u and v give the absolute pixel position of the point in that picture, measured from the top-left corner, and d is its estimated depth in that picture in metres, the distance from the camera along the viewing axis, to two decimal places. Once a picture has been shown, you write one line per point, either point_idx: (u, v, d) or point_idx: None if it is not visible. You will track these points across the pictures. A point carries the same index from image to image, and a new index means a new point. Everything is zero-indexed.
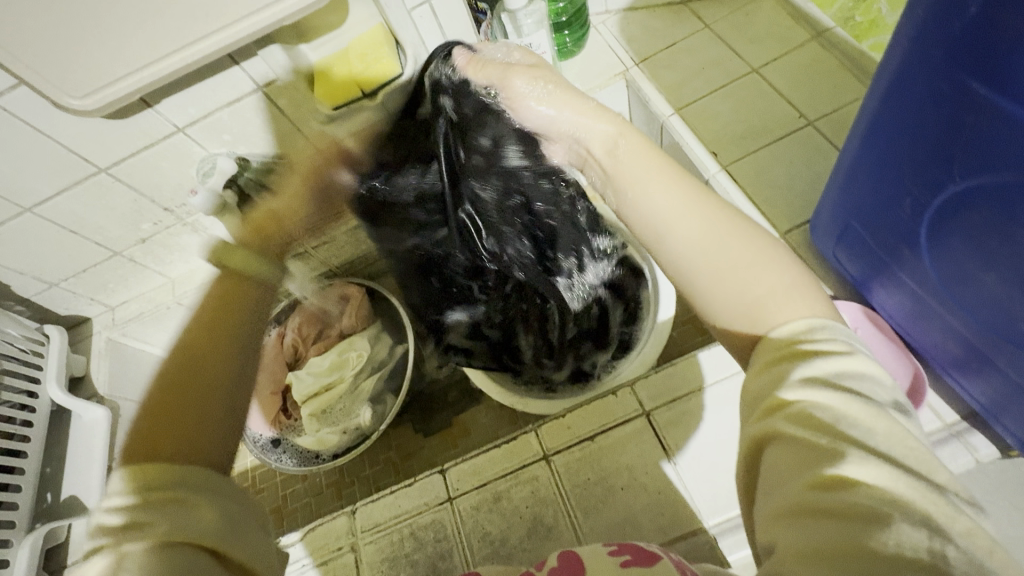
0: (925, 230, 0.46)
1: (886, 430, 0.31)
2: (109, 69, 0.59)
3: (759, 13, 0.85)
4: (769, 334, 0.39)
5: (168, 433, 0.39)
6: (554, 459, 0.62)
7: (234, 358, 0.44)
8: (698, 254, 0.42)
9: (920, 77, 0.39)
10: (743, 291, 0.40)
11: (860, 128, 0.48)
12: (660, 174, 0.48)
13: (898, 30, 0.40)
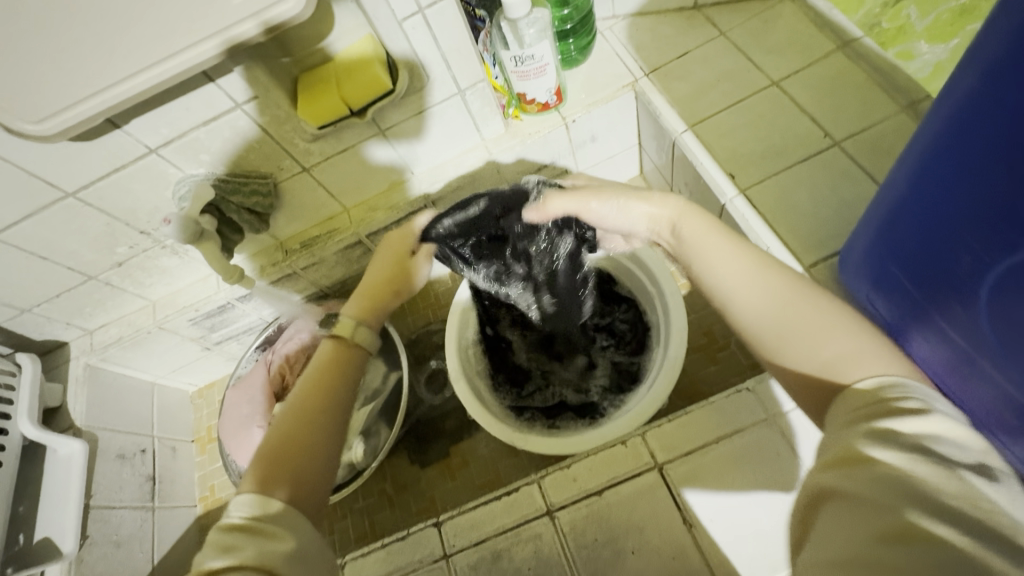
0: (981, 289, 0.40)
1: (946, 485, 0.32)
2: (68, 90, 0.53)
3: (779, 20, 0.79)
4: (855, 387, 0.42)
5: (287, 468, 0.48)
6: (558, 515, 0.57)
7: (344, 405, 0.54)
8: (771, 323, 0.48)
9: (995, 116, 0.34)
10: (814, 355, 0.45)
11: (911, 166, 0.43)
12: (719, 246, 0.54)
13: (970, 63, 0.35)
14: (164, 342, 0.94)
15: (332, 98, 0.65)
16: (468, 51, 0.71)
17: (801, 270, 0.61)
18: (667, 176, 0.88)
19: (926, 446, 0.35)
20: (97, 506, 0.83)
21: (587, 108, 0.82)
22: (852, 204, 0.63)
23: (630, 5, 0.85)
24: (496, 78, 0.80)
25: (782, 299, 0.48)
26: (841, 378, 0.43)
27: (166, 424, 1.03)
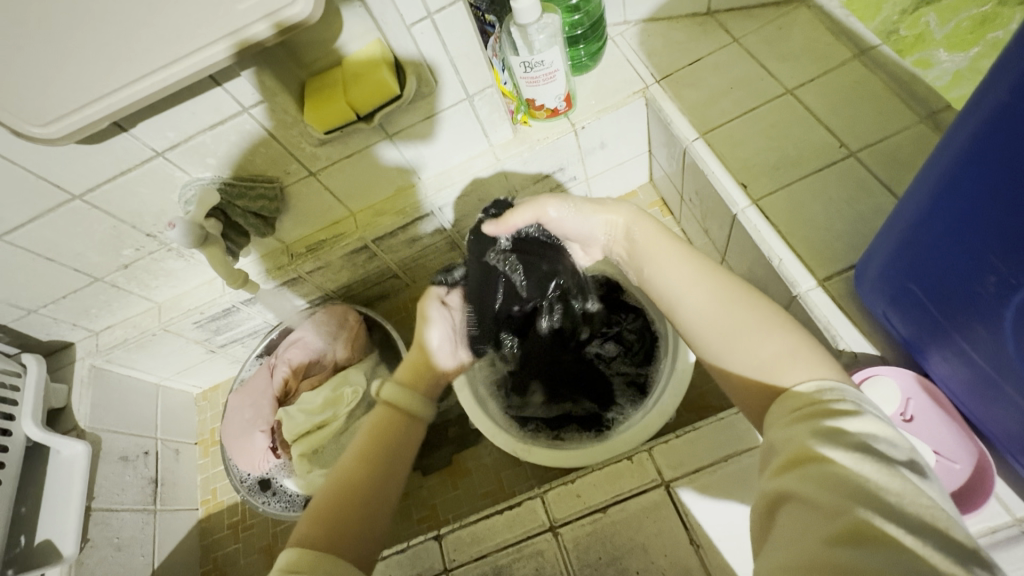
0: (1010, 312, 0.39)
1: (892, 485, 0.31)
2: (74, 95, 0.53)
3: (794, 27, 0.77)
4: (792, 391, 0.41)
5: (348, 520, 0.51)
6: (562, 532, 0.56)
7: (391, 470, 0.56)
8: (710, 329, 0.50)
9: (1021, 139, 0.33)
10: (749, 356, 0.46)
11: (933, 182, 0.42)
12: (669, 259, 0.58)
13: (994, 84, 0.34)
14: (169, 344, 0.94)
15: (339, 104, 0.64)
16: (477, 57, 0.70)
17: (815, 284, 0.60)
18: (677, 183, 0.86)
19: (868, 445, 0.34)
20: (99, 509, 0.82)
21: (596, 114, 0.81)
22: (868, 218, 0.62)
23: (642, 11, 0.84)
24: (505, 83, 0.79)
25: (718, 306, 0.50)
26: (771, 378, 0.44)
27: (170, 425, 1.02)
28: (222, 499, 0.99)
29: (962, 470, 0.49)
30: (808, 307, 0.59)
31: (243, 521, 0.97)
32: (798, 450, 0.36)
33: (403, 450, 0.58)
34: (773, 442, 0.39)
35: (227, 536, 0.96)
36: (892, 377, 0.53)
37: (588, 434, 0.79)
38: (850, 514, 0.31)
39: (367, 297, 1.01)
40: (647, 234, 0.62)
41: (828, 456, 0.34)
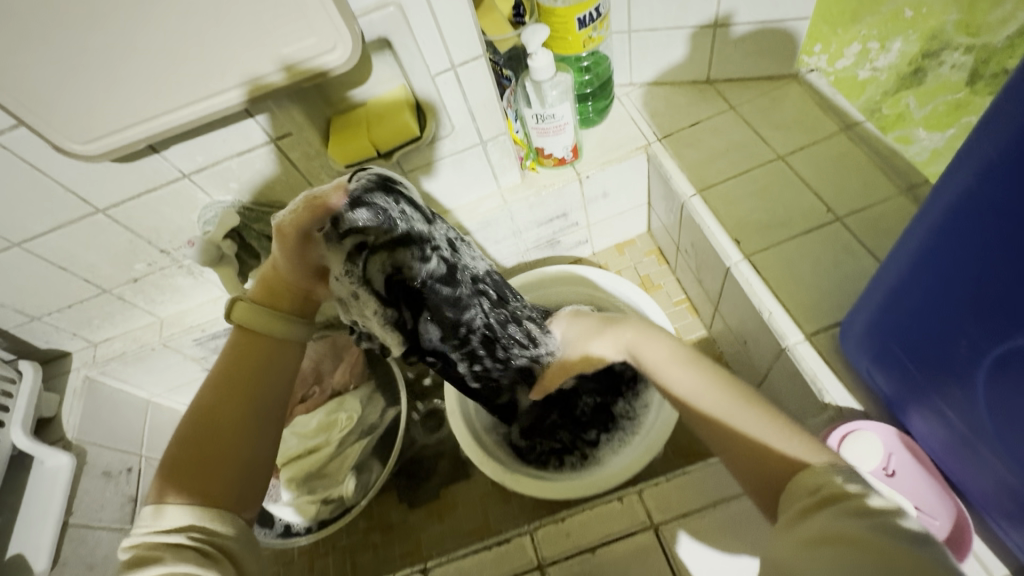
0: (982, 374, 0.41)
1: (915, 551, 0.33)
2: (117, 118, 0.57)
3: (786, 99, 0.84)
4: (795, 484, 0.43)
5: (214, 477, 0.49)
6: (549, 571, 0.56)
7: (250, 436, 0.53)
8: (717, 419, 0.50)
9: (981, 226, 0.37)
10: (770, 450, 0.46)
11: (900, 255, 0.46)
12: (747, 429, 0.48)
13: (949, 170, 0.39)
14: (166, 360, 0.95)
15: (363, 142, 0.68)
16: (494, 107, 0.75)
17: (802, 338, 0.63)
18: (674, 235, 0.90)
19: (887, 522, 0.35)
20: (75, 525, 0.80)
21: (601, 165, 0.86)
22: (853, 278, 0.65)
23: (647, 75, 0.91)
24: (517, 132, 0.85)
25: (736, 407, 0.50)
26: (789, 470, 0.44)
27: (156, 443, 1.01)
28: None
29: (942, 526, 0.50)
30: (796, 360, 0.62)
31: None
32: (817, 526, 0.37)
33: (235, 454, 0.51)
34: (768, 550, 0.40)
35: None
36: (873, 433, 0.54)
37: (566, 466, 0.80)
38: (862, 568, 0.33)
39: None
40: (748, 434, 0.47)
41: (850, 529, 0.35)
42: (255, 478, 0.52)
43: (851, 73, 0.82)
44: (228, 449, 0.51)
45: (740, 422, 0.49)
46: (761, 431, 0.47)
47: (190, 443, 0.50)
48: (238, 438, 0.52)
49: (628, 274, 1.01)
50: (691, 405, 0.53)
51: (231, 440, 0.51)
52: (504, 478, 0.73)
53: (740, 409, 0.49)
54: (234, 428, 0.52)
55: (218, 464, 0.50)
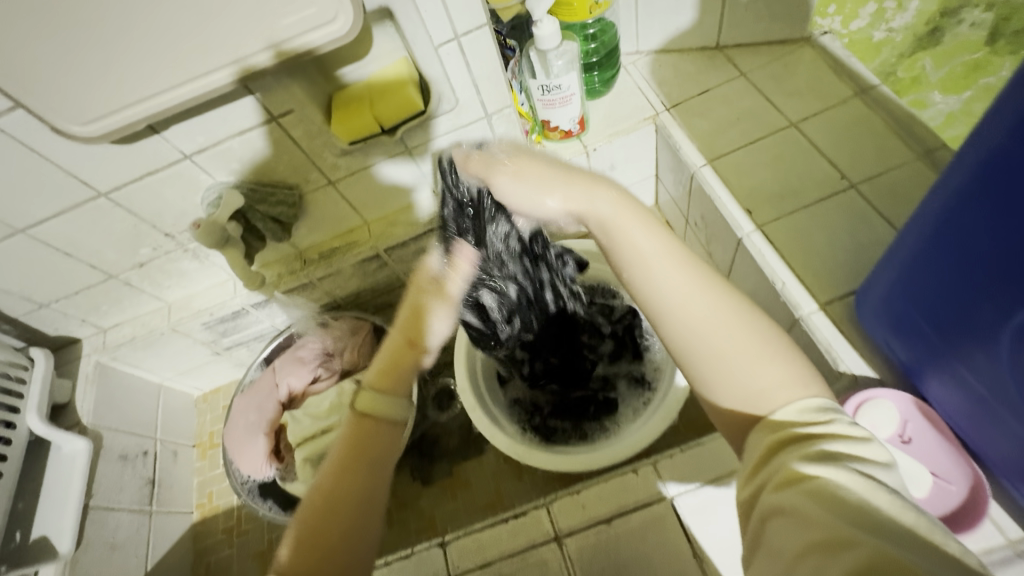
0: (1008, 336, 0.40)
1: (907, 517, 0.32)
2: (114, 97, 0.56)
3: (799, 64, 0.81)
4: (773, 416, 0.41)
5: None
6: (566, 541, 0.57)
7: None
8: (711, 347, 0.44)
9: (1008, 185, 0.36)
10: (744, 379, 0.43)
11: (925, 221, 0.44)
12: (747, 359, 0.43)
13: (976, 130, 0.38)
14: (175, 344, 0.95)
15: (366, 118, 0.67)
16: (499, 78, 0.74)
17: (816, 308, 0.62)
18: (683, 208, 0.89)
19: (859, 469, 0.35)
20: (96, 507, 0.81)
21: (609, 137, 0.84)
22: (869, 247, 0.64)
23: (654, 42, 0.88)
24: (522, 104, 0.82)
25: (723, 313, 0.45)
26: (760, 412, 0.42)
27: (169, 427, 1.02)
28: (217, 503, 0.99)
29: (957, 491, 0.50)
30: (809, 330, 0.61)
31: (239, 526, 0.96)
32: (788, 465, 0.37)
33: (387, 457, 0.50)
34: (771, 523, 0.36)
35: (221, 541, 0.95)
36: (890, 400, 0.54)
37: (575, 440, 0.80)
38: (863, 542, 0.31)
39: (374, 306, 1.02)
40: (738, 350, 0.43)
41: (829, 476, 0.35)
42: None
43: (865, 34, 0.80)
44: None
45: (723, 339, 0.44)
46: (748, 364, 0.43)
47: (313, 520, 0.46)
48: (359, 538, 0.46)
49: None
50: (671, 304, 0.46)
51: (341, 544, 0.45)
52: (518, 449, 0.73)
53: (722, 302, 0.45)
54: (354, 495, 0.47)
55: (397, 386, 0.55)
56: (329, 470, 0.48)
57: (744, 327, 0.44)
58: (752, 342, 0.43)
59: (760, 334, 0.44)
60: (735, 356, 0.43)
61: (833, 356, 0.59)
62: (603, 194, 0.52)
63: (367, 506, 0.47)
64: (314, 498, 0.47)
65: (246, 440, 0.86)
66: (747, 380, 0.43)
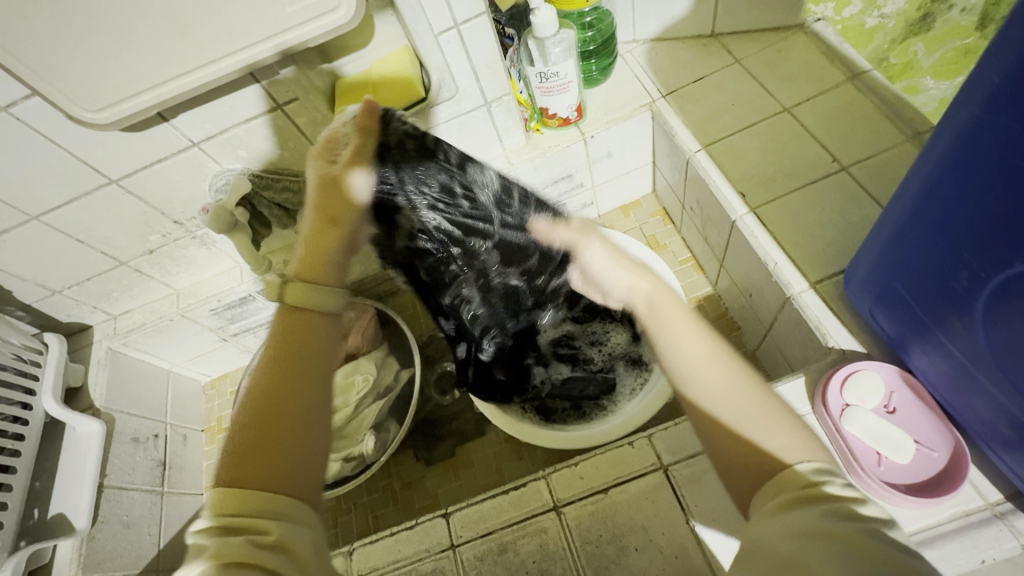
0: (980, 304, 0.42)
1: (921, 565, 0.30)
2: (126, 84, 0.58)
3: (792, 50, 0.83)
4: (789, 471, 0.39)
5: (255, 477, 0.43)
6: (565, 511, 0.59)
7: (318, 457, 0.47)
8: (716, 404, 0.44)
9: (981, 156, 0.38)
10: (754, 447, 0.41)
11: (906, 196, 0.46)
12: (751, 415, 0.42)
13: (952, 106, 0.40)
14: (184, 330, 0.97)
15: None
16: (498, 66, 0.75)
17: (807, 286, 0.64)
18: (679, 193, 0.91)
19: (881, 531, 0.33)
20: (110, 487, 0.84)
21: (606, 124, 0.86)
22: (858, 227, 0.66)
23: (650, 31, 0.89)
24: (521, 92, 0.84)
25: (736, 386, 0.44)
26: (771, 469, 0.40)
27: (179, 412, 1.05)
28: None
29: (939, 457, 0.53)
30: (800, 308, 0.63)
31: None
32: (803, 522, 0.35)
33: (325, 344, 0.53)
34: (755, 541, 0.37)
35: None
36: (876, 372, 0.56)
37: (573, 419, 0.83)
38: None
39: (378, 293, 1.04)
40: (731, 404, 0.43)
41: (863, 536, 0.32)
42: (316, 468, 0.47)
43: (858, 21, 0.81)
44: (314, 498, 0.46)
45: (733, 403, 0.43)
46: (755, 419, 0.42)
47: (255, 418, 0.47)
48: (309, 425, 0.48)
49: (633, 235, 1.02)
50: (683, 374, 0.47)
51: (290, 429, 0.47)
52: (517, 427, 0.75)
53: (741, 378, 0.45)
54: (279, 403, 0.48)
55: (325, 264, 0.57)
56: (258, 373, 0.50)
57: (756, 395, 0.44)
58: (753, 396, 0.43)
59: (771, 404, 0.43)
60: (740, 406, 0.43)
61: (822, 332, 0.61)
62: (649, 280, 0.56)
63: (310, 394, 0.49)
64: (248, 399, 0.48)
65: None
66: (753, 430, 0.41)
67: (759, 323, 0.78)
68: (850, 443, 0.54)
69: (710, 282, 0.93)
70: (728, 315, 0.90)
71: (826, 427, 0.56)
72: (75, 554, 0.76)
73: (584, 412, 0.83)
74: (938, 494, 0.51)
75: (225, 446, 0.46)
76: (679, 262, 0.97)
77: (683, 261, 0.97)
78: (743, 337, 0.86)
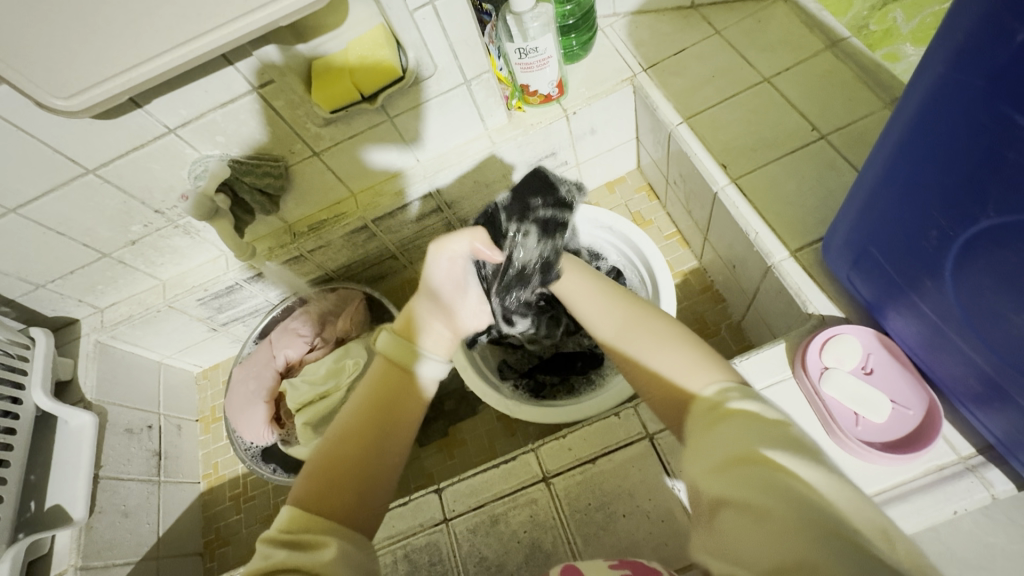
0: (951, 262, 0.43)
1: (825, 483, 0.34)
2: (95, 69, 0.57)
3: (772, 20, 0.83)
4: (702, 400, 0.45)
5: (335, 496, 0.47)
6: (554, 481, 0.60)
7: (379, 489, 0.49)
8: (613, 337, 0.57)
9: (948, 115, 0.38)
10: (670, 375, 0.49)
11: (879, 161, 0.47)
12: (668, 357, 0.50)
13: (920, 66, 0.40)
14: (172, 321, 0.97)
15: (345, 83, 0.68)
16: (475, 42, 0.74)
17: (787, 255, 0.65)
18: (663, 168, 0.91)
19: (804, 451, 0.37)
20: (106, 477, 0.85)
21: (588, 100, 0.85)
22: (837, 195, 0.67)
23: (630, 3, 0.88)
24: (500, 69, 0.84)
25: (631, 319, 0.57)
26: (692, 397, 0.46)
27: (171, 402, 1.05)
28: (223, 473, 1.02)
29: (915, 415, 0.54)
30: (781, 276, 0.64)
31: (244, 493, 1.00)
32: (739, 448, 0.38)
33: (416, 402, 0.56)
34: (702, 476, 0.40)
35: (228, 508, 0.99)
36: (852, 336, 0.57)
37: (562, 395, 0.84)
38: (790, 513, 0.33)
39: (366, 277, 1.05)
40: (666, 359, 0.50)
41: (767, 456, 0.36)
42: (373, 502, 0.49)
43: None
44: (356, 481, 0.48)
45: (636, 337, 0.55)
46: (666, 351, 0.51)
47: (332, 454, 0.50)
48: (384, 453, 0.51)
49: (619, 212, 1.02)
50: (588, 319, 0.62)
51: (374, 468, 0.49)
52: (505, 402, 0.75)
53: (635, 313, 0.57)
54: (377, 425, 0.52)
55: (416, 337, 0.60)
56: (352, 414, 0.53)
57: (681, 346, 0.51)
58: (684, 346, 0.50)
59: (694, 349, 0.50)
60: (647, 343, 0.53)
61: (800, 300, 0.62)
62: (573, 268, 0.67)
63: (394, 433, 0.52)
64: (340, 430, 0.52)
65: (247, 408, 0.90)
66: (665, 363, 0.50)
67: (743, 293, 0.79)
68: (828, 404, 0.55)
69: (696, 257, 0.94)
70: (714, 287, 0.91)
71: (805, 390, 0.57)
72: (73, 544, 0.77)
73: (574, 386, 0.84)
74: (914, 450, 0.52)
75: (311, 464, 0.50)
76: (664, 237, 0.98)
77: (669, 236, 0.98)
78: (728, 309, 0.88)
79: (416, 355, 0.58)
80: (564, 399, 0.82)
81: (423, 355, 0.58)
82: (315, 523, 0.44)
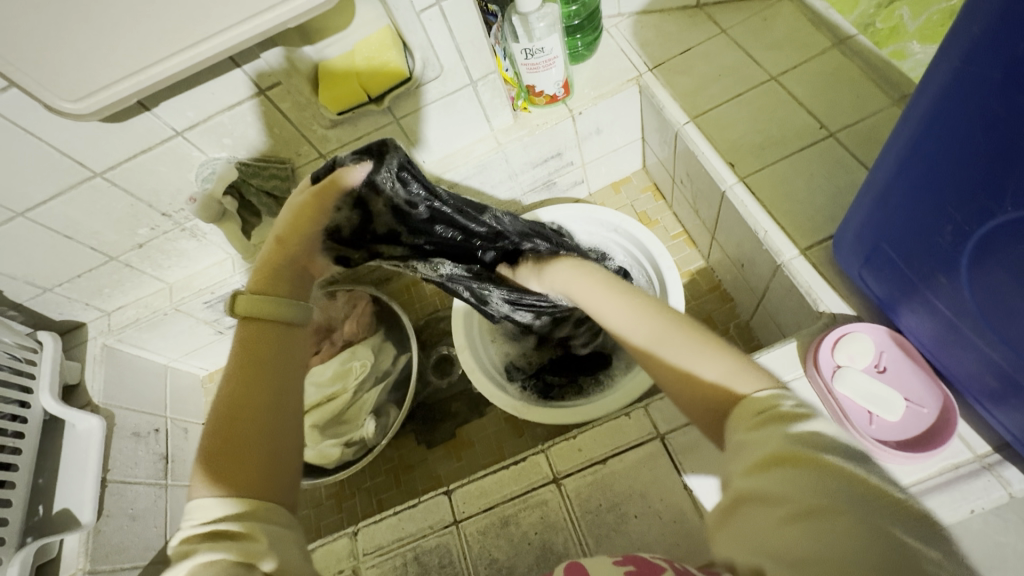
0: (966, 258, 0.43)
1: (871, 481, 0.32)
2: (103, 72, 0.57)
3: (778, 18, 0.82)
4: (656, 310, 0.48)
5: (235, 477, 0.40)
6: (564, 482, 0.60)
7: (281, 444, 0.44)
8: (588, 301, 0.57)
9: (964, 109, 0.38)
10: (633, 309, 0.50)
11: (892, 156, 0.46)
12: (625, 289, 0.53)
13: (934, 60, 0.39)
14: (178, 324, 0.97)
15: (352, 85, 0.68)
16: (481, 43, 0.74)
17: (797, 253, 0.64)
18: (669, 168, 0.91)
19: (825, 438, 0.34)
20: (114, 481, 0.84)
21: (594, 100, 0.85)
22: (846, 193, 0.66)
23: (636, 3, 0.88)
24: (506, 70, 0.82)
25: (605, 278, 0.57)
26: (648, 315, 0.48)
27: (178, 406, 1.05)
28: None
29: (929, 414, 0.54)
30: (790, 275, 0.64)
31: None
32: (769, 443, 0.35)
33: (289, 342, 0.50)
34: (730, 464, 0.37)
35: None
36: (865, 333, 0.57)
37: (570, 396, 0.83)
38: (816, 505, 0.31)
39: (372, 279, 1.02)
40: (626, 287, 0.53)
41: (801, 451, 0.33)
42: (275, 458, 0.43)
43: None
44: (249, 450, 0.42)
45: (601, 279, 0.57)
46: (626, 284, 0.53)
47: (218, 435, 0.43)
48: (280, 409, 0.45)
49: (625, 212, 1.02)
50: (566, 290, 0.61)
51: (258, 423, 0.44)
52: (514, 404, 0.75)
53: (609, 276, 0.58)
54: (256, 384, 0.46)
55: (277, 287, 0.53)
56: (218, 395, 0.45)
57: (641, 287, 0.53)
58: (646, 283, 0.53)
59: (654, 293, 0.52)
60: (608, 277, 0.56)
61: (811, 299, 0.62)
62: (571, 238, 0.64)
63: (271, 380, 0.46)
64: (219, 409, 0.44)
65: None
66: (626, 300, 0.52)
67: (751, 292, 0.79)
68: (842, 402, 0.54)
69: (702, 256, 0.94)
70: (722, 286, 0.91)
71: (817, 389, 0.56)
72: (81, 547, 0.76)
73: (582, 387, 0.84)
74: (929, 449, 0.52)
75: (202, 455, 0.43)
76: (671, 237, 0.98)
77: (676, 236, 0.97)
78: (736, 308, 0.88)
79: (275, 303, 0.51)
80: (572, 400, 0.82)
81: (283, 302, 0.51)
82: (243, 510, 0.39)
